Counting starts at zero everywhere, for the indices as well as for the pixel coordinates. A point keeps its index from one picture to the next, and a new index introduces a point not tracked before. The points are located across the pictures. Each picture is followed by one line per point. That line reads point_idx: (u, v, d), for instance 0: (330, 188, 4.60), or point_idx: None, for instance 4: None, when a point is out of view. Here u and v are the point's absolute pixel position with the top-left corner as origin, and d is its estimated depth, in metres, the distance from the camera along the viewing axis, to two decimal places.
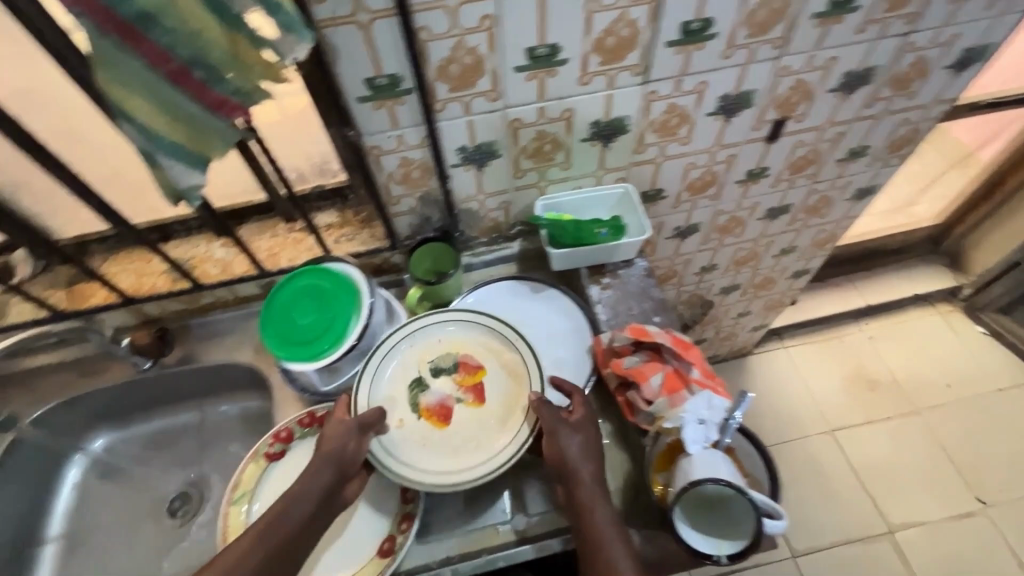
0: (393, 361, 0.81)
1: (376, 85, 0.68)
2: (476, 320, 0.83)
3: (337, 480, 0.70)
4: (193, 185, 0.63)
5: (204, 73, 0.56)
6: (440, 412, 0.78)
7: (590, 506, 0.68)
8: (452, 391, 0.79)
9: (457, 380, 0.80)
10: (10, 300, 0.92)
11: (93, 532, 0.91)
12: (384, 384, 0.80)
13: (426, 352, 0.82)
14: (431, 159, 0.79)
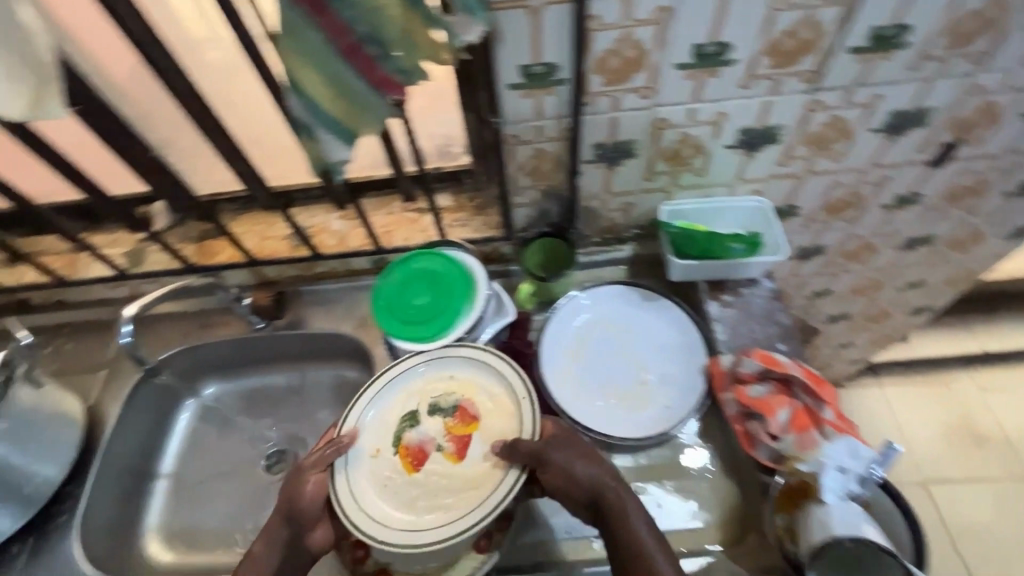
0: (382, 395, 0.76)
1: (531, 72, 0.65)
2: (472, 354, 0.76)
3: (297, 520, 0.69)
4: (341, 160, 0.62)
5: (375, 48, 0.56)
6: (416, 455, 0.72)
7: (626, 520, 0.63)
8: (438, 437, 0.72)
9: (447, 427, 0.73)
10: (146, 248, 0.98)
11: (198, 476, 0.94)
12: (376, 411, 0.76)
13: (420, 389, 0.76)
14: (566, 153, 0.76)
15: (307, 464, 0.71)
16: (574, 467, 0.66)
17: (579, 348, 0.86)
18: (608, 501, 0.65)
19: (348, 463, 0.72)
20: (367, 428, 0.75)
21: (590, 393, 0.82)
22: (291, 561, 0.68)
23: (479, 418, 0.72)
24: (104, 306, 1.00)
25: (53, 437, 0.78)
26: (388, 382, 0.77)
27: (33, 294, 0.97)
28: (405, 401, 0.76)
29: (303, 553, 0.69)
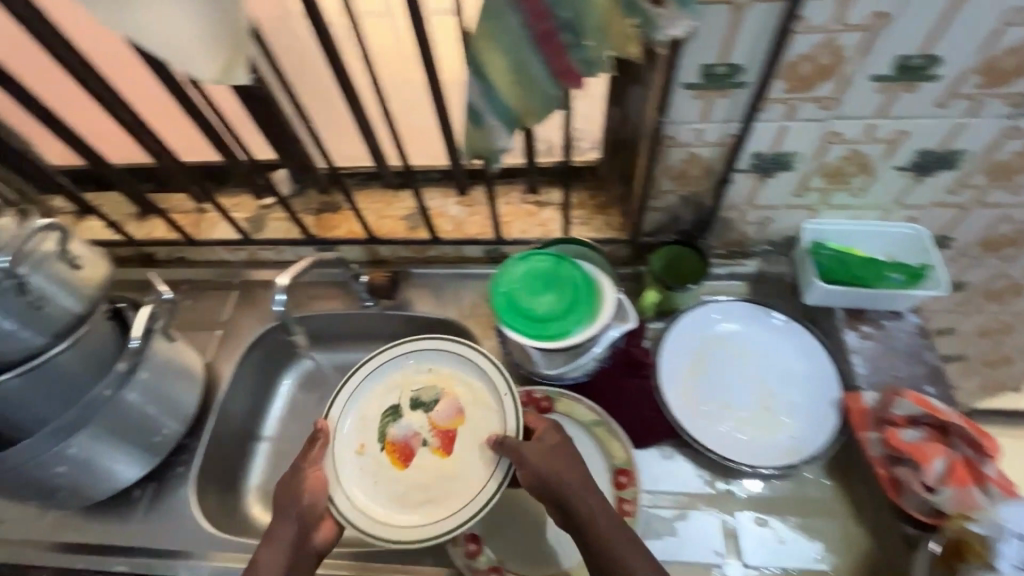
0: (364, 388, 0.79)
1: (713, 73, 0.61)
2: (457, 348, 0.79)
3: (309, 512, 0.68)
4: (503, 147, 0.63)
5: (570, 36, 0.53)
6: (402, 451, 0.75)
7: (595, 524, 0.61)
8: (424, 431, 0.76)
9: (433, 421, 0.76)
10: (266, 215, 1.00)
11: (295, 443, 0.95)
12: (359, 404, 0.78)
13: (403, 381, 0.80)
14: (721, 160, 0.72)
15: (306, 464, 0.71)
16: (546, 467, 0.64)
17: (698, 366, 0.81)
18: (574, 505, 0.62)
19: (335, 461, 0.74)
20: (352, 424, 0.77)
21: (709, 415, 0.78)
22: (301, 563, 0.66)
23: (467, 414, 0.76)
24: (222, 267, 1.03)
25: (180, 391, 0.81)
26: (369, 376, 0.79)
27: (158, 250, 1.02)
28: (386, 394, 0.79)
29: (308, 554, 0.67)
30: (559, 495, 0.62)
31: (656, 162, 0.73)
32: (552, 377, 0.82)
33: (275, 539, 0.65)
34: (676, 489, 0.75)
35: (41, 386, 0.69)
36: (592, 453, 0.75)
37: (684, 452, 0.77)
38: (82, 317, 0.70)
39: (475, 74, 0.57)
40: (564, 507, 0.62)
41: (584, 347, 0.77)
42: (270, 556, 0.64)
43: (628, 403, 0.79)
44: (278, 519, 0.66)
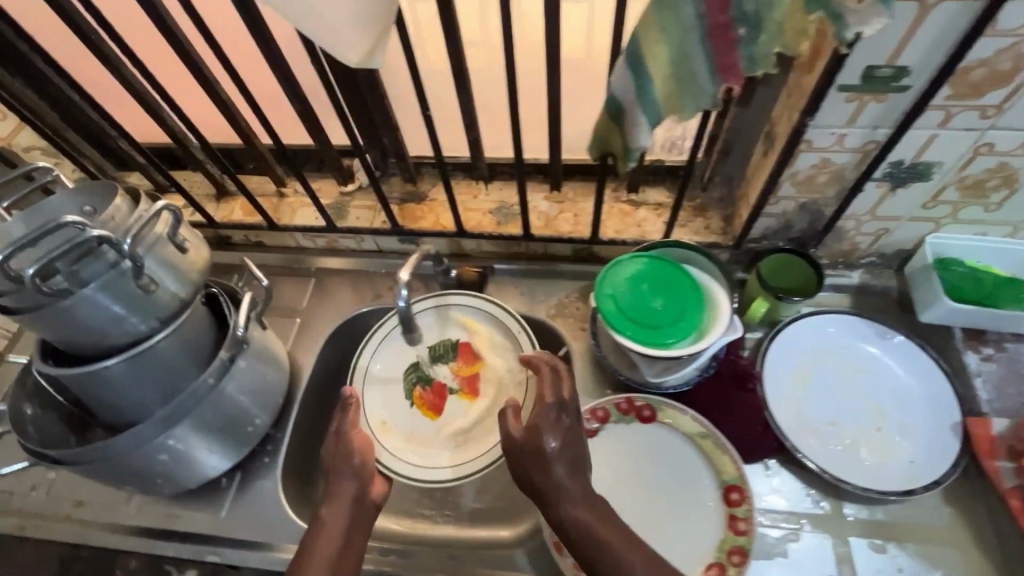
0: (385, 346, 0.88)
1: (874, 75, 0.58)
2: (470, 305, 0.88)
3: (365, 469, 0.72)
4: (643, 147, 0.60)
5: (745, 31, 0.50)
6: (432, 403, 0.86)
7: (596, 537, 0.56)
8: (447, 379, 0.87)
9: (455, 370, 0.87)
10: (347, 202, 0.97)
11: None
12: (380, 361, 0.87)
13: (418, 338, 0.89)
14: (856, 167, 0.69)
15: (349, 427, 0.74)
16: (533, 473, 0.59)
17: (802, 380, 0.78)
18: (569, 514, 0.57)
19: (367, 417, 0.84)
20: (377, 379, 0.87)
21: (817, 433, 0.75)
22: (361, 516, 0.70)
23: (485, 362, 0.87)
24: (298, 252, 1.01)
25: (270, 381, 0.79)
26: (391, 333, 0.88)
27: (235, 234, 1.00)
28: (405, 351, 0.88)
29: (370, 506, 0.71)
30: (554, 503, 0.58)
31: (786, 166, 0.69)
32: (655, 385, 0.79)
33: (340, 497, 0.70)
34: (785, 507, 0.72)
35: (143, 373, 0.68)
36: (699, 467, 0.72)
37: (791, 469, 0.74)
38: (187, 303, 0.68)
39: (631, 67, 0.54)
40: (560, 521, 0.58)
41: (693, 358, 0.74)
42: (332, 512, 0.69)
43: (735, 416, 0.75)
44: (337, 482, 0.71)
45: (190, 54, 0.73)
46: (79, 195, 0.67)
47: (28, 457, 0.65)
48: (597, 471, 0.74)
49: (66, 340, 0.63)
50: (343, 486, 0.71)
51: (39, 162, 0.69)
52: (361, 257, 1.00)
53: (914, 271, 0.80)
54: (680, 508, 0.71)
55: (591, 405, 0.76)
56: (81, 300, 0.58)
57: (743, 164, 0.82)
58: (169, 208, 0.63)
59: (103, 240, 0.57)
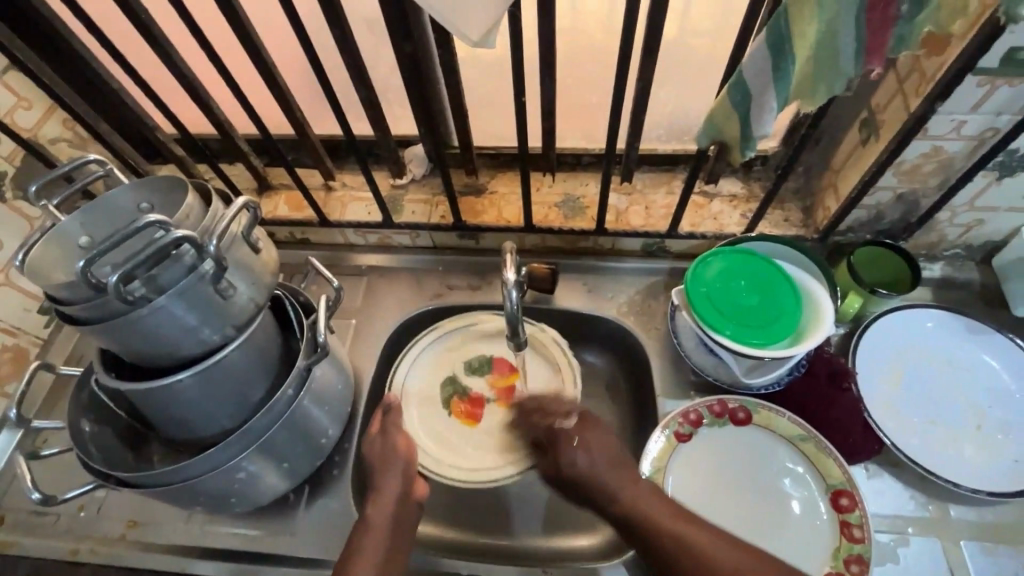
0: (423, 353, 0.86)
1: (1015, 59, 0.54)
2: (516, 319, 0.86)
3: (411, 467, 0.68)
4: (766, 134, 0.56)
5: (906, 8, 0.46)
6: (469, 412, 0.83)
7: (628, 505, 0.61)
8: (485, 391, 0.85)
9: (489, 383, 0.85)
10: (400, 196, 0.92)
11: None
12: (418, 369, 0.86)
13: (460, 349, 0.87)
14: (968, 155, 0.65)
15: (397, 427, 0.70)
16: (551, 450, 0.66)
17: (897, 377, 0.76)
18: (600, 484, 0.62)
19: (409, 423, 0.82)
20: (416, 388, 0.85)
21: (918, 431, 0.73)
22: (405, 515, 0.66)
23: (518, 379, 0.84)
24: (345, 250, 0.96)
25: (338, 388, 0.74)
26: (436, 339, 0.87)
27: (279, 230, 0.94)
28: (445, 359, 0.87)
29: (413, 504, 0.67)
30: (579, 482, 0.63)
31: (896, 156, 0.66)
32: (744, 385, 0.75)
33: (384, 499, 0.65)
34: (889, 510, 0.69)
35: (214, 385, 0.62)
36: (802, 472, 0.70)
37: (890, 470, 0.72)
38: (261, 307, 0.63)
39: (772, 47, 0.50)
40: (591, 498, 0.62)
41: (793, 358, 0.71)
42: (380, 513, 0.64)
43: (834, 417, 0.73)
44: (383, 478, 0.66)
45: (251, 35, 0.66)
46: (138, 189, 0.61)
47: (92, 478, 0.60)
48: (694, 477, 0.71)
49: (135, 351, 0.57)
50: (391, 483, 0.66)
51: (91, 153, 0.62)
52: (416, 254, 0.94)
53: (1003, 265, 0.79)
54: (786, 516, 0.68)
55: (684, 408, 0.72)
56: (159, 308, 0.53)
57: (830, 153, 0.79)
58: (248, 206, 0.58)
59: (186, 242, 0.51)
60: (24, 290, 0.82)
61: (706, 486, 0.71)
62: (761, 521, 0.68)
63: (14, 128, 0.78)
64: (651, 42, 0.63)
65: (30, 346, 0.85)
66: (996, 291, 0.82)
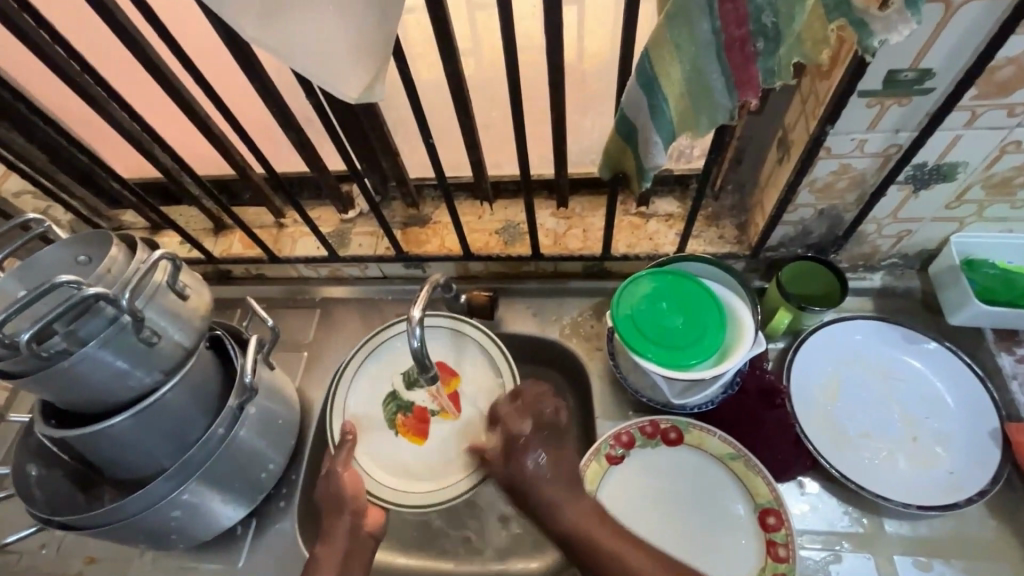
0: (360, 377, 0.84)
1: (897, 79, 0.55)
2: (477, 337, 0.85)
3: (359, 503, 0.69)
4: (659, 166, 0.57)
5: (765, 45, 0.46)
6: (416, 428, 0.83)
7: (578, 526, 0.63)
8: (429, 402, 0.84)
9: (433, 393, 0.84)
10: (348, 229, 0.94)
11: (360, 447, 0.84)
12: (361, 395, 0.84)
13: (397, 364, 0.85)
14: (876, 170, 0.66)
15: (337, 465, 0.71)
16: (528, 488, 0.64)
17: (832, 390, 0.76)
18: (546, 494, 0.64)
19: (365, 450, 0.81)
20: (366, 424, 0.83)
21: (852, 445, 0.73)
22: (358, 547, 0.67)
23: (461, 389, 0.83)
24: (301, 283, 0.98)
25: (278, 423, 0.77)
26: (365, 368, 0.85)
27: (235, 267, 0.97)
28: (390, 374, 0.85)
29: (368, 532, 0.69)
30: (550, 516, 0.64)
31: (805, 175, 0.66)
32: (679, 407, 0.76)
33: (334, 539, 0.67)
34: (823, 527, 0.69)
35: (148, 429, 0.65)
36: (732, 490, 0.71)
37: (825, 485, 0.72)
38: (192, 351, 0.66)
39: (643, 86, 0.51)
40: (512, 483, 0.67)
41: (720, 377, 0.71)
42: (328, 552, 0.66)
43: (763, 435, 0.73)
44: (333, 521, 0.68)
45: (177, 91, 0.70)
46: (74, 244, 0.64)
47: (36, 522, 0.64)
48: (626, 498, 0.72)
49: (68, 400, 0.60)
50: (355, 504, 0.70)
51: (29, 214, 0.66)
52: (366, 285, 0.97)
53: (938, 273, 0.78)
54: (715, 536, 0.69)
55: (616, 431, 0.73)
56: (81, 360, 0.56)
57: (756, 170, 0.79)
58: (167, 257, 0.61)
59: (101, 298, 0.54)
60: None
61: (638, 507, 0.72)
62: (695, 540, 0.69)
63: None
64: (553, 78, 0.64)
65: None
66: (937, 299, 0.81)
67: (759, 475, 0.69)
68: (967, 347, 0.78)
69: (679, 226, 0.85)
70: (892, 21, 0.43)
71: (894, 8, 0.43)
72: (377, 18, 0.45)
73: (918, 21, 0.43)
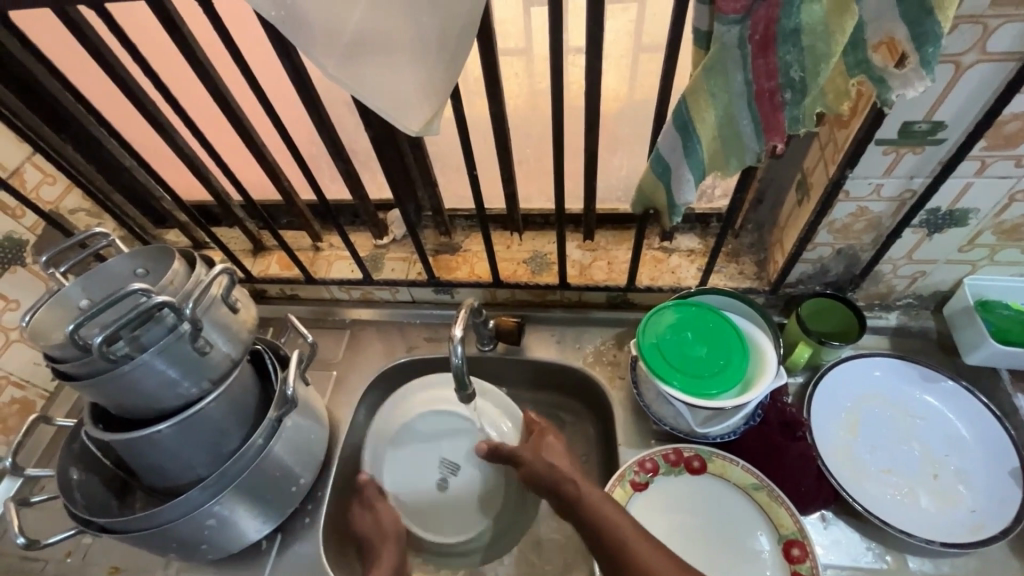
0: (431, 517, 0.86)
1: (912, 130, 0.60)
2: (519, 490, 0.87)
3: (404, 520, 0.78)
4: (688, 201, 0.61)
5: (793, 96, 0.50)
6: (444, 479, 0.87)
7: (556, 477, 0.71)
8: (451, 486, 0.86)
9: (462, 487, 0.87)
10: (382, 254, 0.98)
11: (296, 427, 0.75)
12: (429, 512, 0.86)
13: (448, 517, 0.86)
14: (892, 213, 0.70)
15: None
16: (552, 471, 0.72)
17: (852, 425, 0.78)
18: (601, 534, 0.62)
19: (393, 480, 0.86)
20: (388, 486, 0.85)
21: (875, 481, 0.74)
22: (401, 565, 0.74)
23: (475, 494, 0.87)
24: (331, 304, 1.02)
25: (309, 438, 0.79)
26: (428, 522, 0.86)
27: (271, 287, 1.01)
28: (460, 501, 0.86)
29: None
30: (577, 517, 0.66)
31: (824, 215, 0.70)
32: (704, 437, 0.77)
33: None
34: (847, 562, 0.70)
35: (188, 438, 0.67)
36: (755, 515, 0.72)
37: (846, 519, 0.73)
38: (237, 362, 0.69)
39: (679, 128, 0.55)
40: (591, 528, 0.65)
41: (744, 407, 0.73)
42: None
43: (787, 465, 0.74)
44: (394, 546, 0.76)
45: (241, 121, 0.75)
46: (135, 256, 0.69)
47: (75, 524, 0.65)
48: (651, 523, 0.73)
49: (119, 404, 0.63)
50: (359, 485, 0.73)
51: (95, 227, 0.70)
52: (396, 308, 1.00)
53: (953, 313, 0.81)
54: (740, 554, 0.70)
55: (640, 458, 0.75)
56: (139, 366, 0.59)
57: (776, 211, 0.83)
58: (225, 272, 0.64)
59: (165, 306, 0.58)
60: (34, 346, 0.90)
61: (663, 532, 0.73)
62: (722, 565, 0.70)
63: (38, 203, 0.86)
64: (590, 118, 0.69)
65: (37, 399, 0.92)
66: (952, 339, 0.83)
67: (781, 504, 0.70)
68: (983, 387, 0.80)
69: (700, 260, 0.89)
70: (908, 78, 0.47)
71: (910, 67, 0.47)
72: (446, 64, 0.50)
73: (932, 78, 0.47)
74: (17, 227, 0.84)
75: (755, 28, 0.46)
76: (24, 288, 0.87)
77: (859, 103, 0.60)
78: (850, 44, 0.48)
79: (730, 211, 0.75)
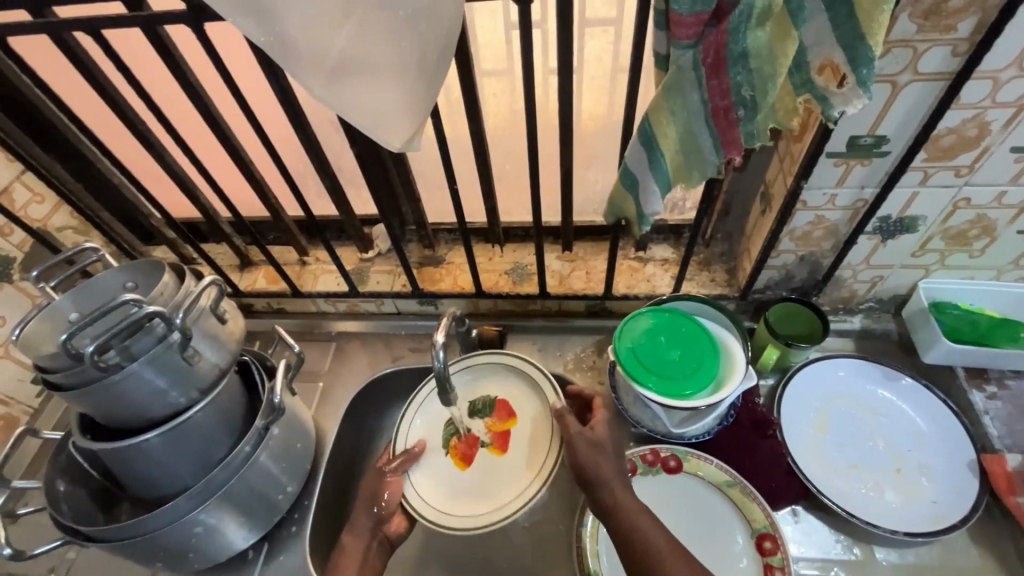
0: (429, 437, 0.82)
1: (858, 144, 0.65)
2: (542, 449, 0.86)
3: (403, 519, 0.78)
4: (656, 210, 0.64)
5: (745, 113, 0.55)
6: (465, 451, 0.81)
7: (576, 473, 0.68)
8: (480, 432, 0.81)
9: (487, 425, 0.82)
10: (368, 267, 1.01)
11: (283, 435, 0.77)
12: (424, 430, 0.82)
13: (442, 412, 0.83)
14: (848, 221, 0.75)
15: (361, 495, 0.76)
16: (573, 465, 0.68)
17: (821, 423, 0.82)
18: None
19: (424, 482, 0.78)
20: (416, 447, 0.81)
21: (843, 476, 0.77)
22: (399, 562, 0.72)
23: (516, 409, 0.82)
24: (318, 317, 1.04)
25: (296, 447, 0.80)
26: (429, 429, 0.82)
27: (258, 301, 1.03)
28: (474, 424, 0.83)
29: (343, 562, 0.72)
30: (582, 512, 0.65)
31: (784, 224, 0.75)
32: (679, 437, 0.80)
33: None
34: (817, 554, 0.73)
35: (176, 447, 0.68)
36: (727, 509, 0.75)
37: (816, 513, 0.76)
38: (225, 372, 0.70)
39: (643, 143, 0.60)
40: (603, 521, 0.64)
41: (717, 406, 0.76)
42: None
43: (758, 462, 0.78)
44: None
45: (231, 140, 0.78)
46: (124, 271, 0.71)
47: (61, 534, 0.66)
48: None
49: (107, 414, 0.64)
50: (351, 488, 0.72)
51: (86, 242, 0.71)
52: (381, 320, 1.03)
53: (910, 315, 0.85)
54: (715, 546, 0.73)
55: None
56: (129, 374, 0.61)
57: (742, 221, 0.88)
58: (214, 283, 0.66)
59: (156, 315, 0.60)
60: (20, 361, 0.90)
61: None
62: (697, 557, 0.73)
63: (26, 220, 0.87)
64: (564, 136, 0.73)
65: (22, 415, 0.92)
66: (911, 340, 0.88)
67: (751, 497, 0.74)
68: (941, 385, 0.84)
69: (674, 269, 0.93)
70: (848, 96, 0.52)
71: (849, 86, 0.51)
72: (426, 86, 0.54)
73: (869, 96, 0.51)
74: (6, 244, 0.85)
75: (707, 51, 0.51)
76: (10, 304, 0.88)
77: (811, 119, 0.65)
78: (794, 65, 0.53)
79: (698, 221, 0.79)
